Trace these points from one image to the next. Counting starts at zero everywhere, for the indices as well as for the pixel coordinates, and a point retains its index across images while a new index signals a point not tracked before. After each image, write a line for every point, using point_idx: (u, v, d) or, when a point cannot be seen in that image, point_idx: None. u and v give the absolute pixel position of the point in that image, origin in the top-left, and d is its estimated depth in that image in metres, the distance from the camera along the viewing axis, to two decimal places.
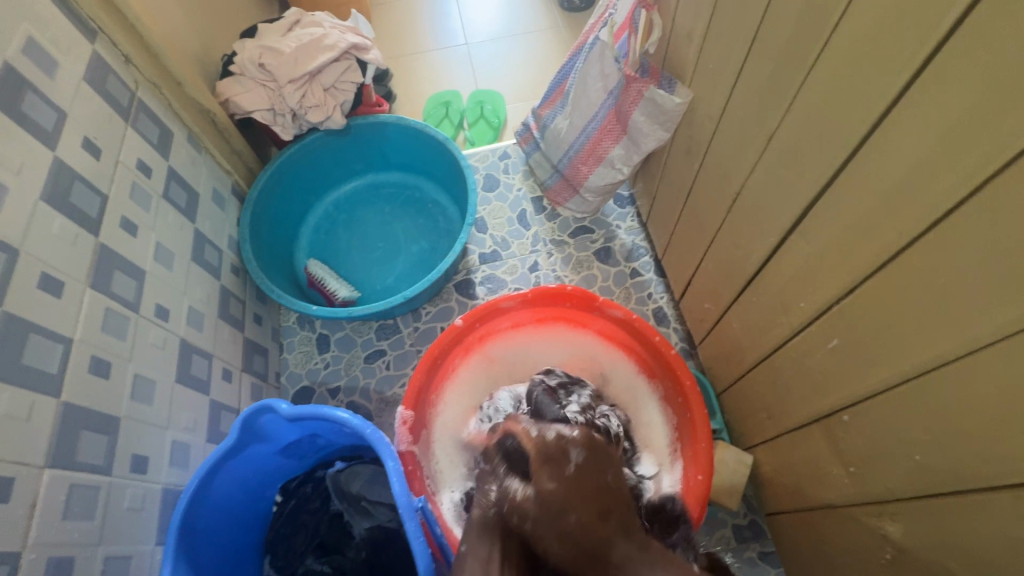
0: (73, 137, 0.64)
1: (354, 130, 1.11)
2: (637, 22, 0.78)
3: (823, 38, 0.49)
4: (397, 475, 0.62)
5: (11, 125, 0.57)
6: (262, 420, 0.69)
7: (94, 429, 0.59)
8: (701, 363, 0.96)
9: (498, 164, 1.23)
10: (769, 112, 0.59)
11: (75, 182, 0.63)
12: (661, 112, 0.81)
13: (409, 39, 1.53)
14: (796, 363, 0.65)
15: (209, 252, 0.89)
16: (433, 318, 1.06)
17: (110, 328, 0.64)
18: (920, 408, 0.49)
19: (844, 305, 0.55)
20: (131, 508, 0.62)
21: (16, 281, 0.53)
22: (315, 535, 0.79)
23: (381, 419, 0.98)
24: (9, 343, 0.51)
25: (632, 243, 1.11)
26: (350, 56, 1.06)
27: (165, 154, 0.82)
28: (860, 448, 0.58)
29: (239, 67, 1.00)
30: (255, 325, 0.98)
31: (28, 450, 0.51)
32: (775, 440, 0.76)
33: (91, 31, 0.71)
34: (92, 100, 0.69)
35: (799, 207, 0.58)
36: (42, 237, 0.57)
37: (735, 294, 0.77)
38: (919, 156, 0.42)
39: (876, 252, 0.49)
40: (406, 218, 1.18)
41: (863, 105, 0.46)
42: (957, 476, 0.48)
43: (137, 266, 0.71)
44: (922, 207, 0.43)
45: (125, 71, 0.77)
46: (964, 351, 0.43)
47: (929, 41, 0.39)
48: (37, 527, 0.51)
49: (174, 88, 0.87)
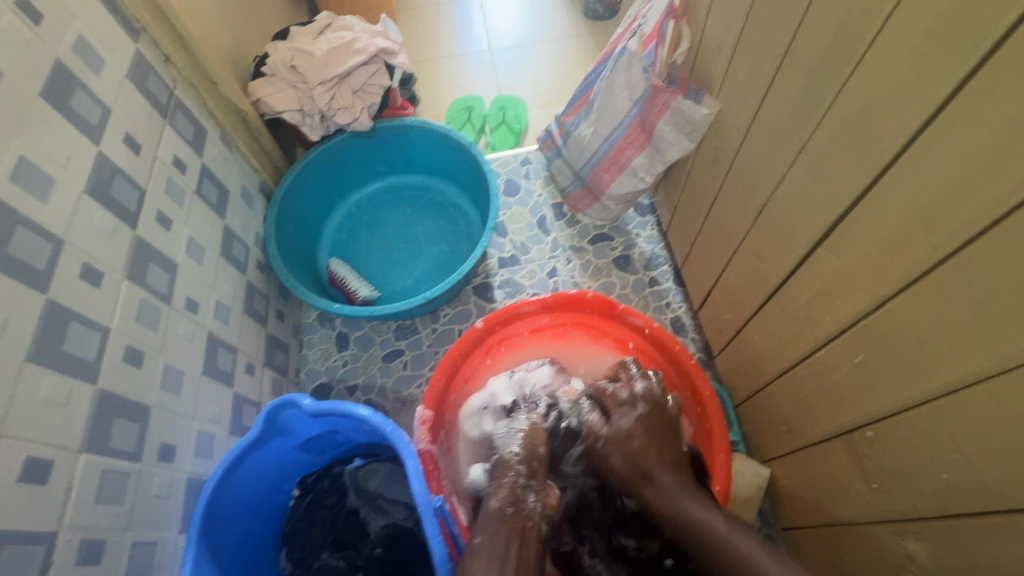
0: (116, 133, 0.67)
1: (380, 133, 1.12)
2: (665, 33, 0.80)
3: (858, 53, 0.49)
4: (417, 474, 0.63)
5: (60, 120, 0.59)
6: (286, 414, 0.70)
7: (127, 416, 0.60)
8: (719, 374, 0.96)
9: (520, 169, 1.24)
10: (799, 125, 0.60)
11: (116, 176, 0.65)
12: (687, 122, 0.82)
13: (434, 44, 1.55)
14: (819, 376, 0.65)
15: (237, 248, 0.91)
16: (451, 320, 1.07)
17: (144, 319, 0.66)
18: (950, 426, 0.49)
19: (872, 319, 0.54)
20: (158, 495, 0.64)
21: (60, 270, 0.55)
22: (331, 531, 0.79)
23: (398, 418, 0.99)
24: (51, 330, 0.53)
25: (652, 251, 1.11)
26: (378, 60, 1.08)
27: (199, 151, 0.85)
28: (884, 464, 0.58)
29: (271, 68, 1.03)
30: (278, 321, 0.99)
31: (66, 434, 0.53)
32: (795, 453, 0.75)
33: (135, 31, 0.74)
34: (134, 98, 0.71)
35: (828, 220, 0.58)
36: (84, 228, 0.59)
37: (757, 305, 0.77)
38: (957, 172, 0.42)
39: (907, 267, 0.49)
40: (427, 220, 1.20)
41: (898, 120, 0.47)
42: (987, 497, 0.47)
43: (170, 259, 0.73)
44: (957, 224, 0.43)
45: (164, 70, 0.79)
46: (997, 370, 0.43)
47: (970, 58, 0.39)
48: (72, 510, 0.52)
49: (210, 87, 0.90)
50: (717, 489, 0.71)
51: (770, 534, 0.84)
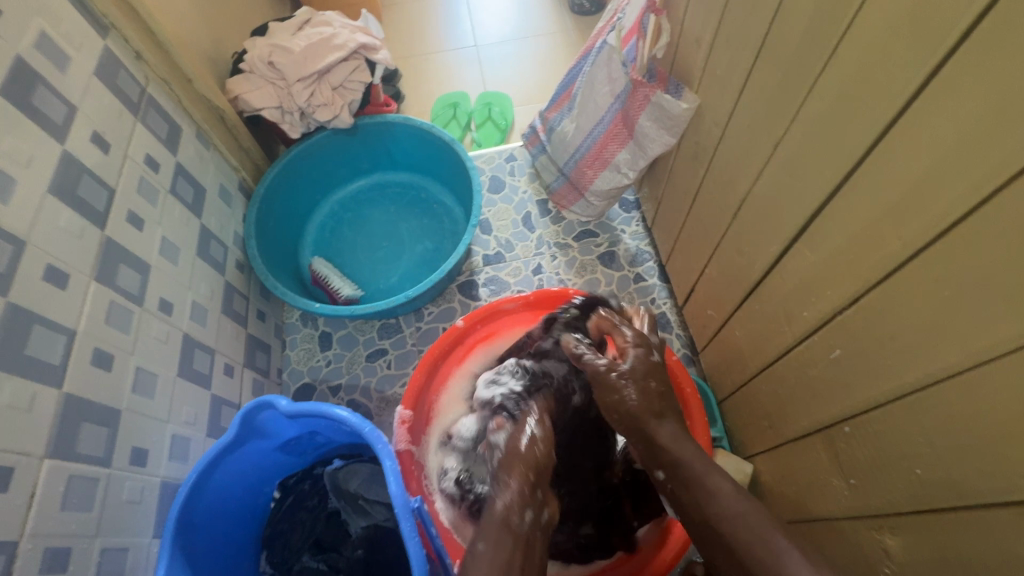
0: (83, 131, 0.65)
1: (362, 130, 1.11)
2: (646, 27, 0.78)
3: (831, 44, 0.48)
4: (393, 474, 0.62)
5: (21, 118, 0.57)
6: (262, 416, 0.69)
7: (95, 421, 0.59)
8: (703, 369, 0.96)
9: (505, 166, 1.23)
10: (775, 119, 0.59)
11: (83, 175, 0.64)
12: (668, 117, 0.81)
13: (419, 39, 1.54)
14: (798, 372, 0.65)
15: (214, 248, 0.89)
16: (434, 319, 1.06)
17: (113, 321, 0.64)
18: (924, 422, 0.48)
19: (847, 315, 0.54)
20: (129, 500, 0.63)
21: (21, 273, 0.54)
22: (311, 533, 0.80)
23: (381, 418, 0.98)
24: (12, 334, 0.52)
25: (636, 247, 1.11)
26: (359, 56, 1.06)
27: (173, 149, 0.83)
28: (862, 459, 0.57)
29: (249, 65, 1.01)
30: (259, 321, 0.98)
31: (28, 441, 0.52)
32: (777, 449, 0.75)
33: (103, 27, 0.72)
34: (102, 95, 0.70)
35: (805, 214, 0.57)
36: (49, 229, 0.58)
37: (738, 301, 0.76)
38: (927, 167, 0.42)
39: (879, 263, 0.49)
40: (411, 218, 1.19)
41: (870, 113, 0.46)
42: (959, 493, 0.47)
43: (142, 260, 0.71)
44: (927, 217, 0.43)
45: (135, 67, 0.77)
46: (969, 365, 0.42)
47: (937, 50, 0.39)
48: (35, 518, 0.51)
49: (184, 84, 0.88)
50: None
51: None
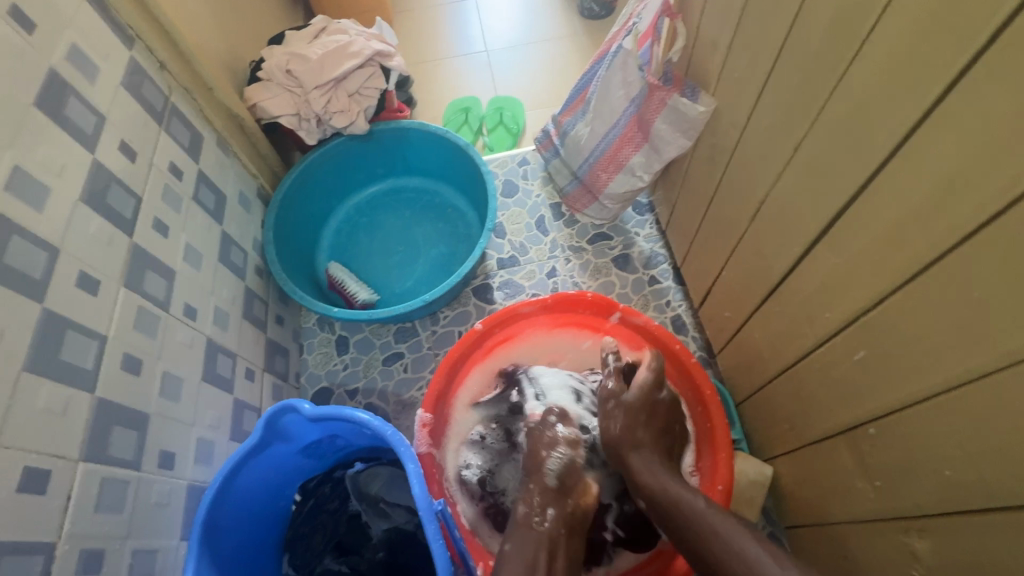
0: (111, 140, 0.67)
1: (377, 136, 1.12)
2: (660, 31, 0.79)
3: (855, 47, 0.49)
4: (417, 477, 0.62)
5: (53, 128, 0.59)
6: (285, 420, 0.70)
7: (126, 424, 0.60)
8: (720, 372, 0.96)
9: (518, 170, 1.24)
10: (796, 121, 0.59)
11: (112, 183, 0.65)
12: (684, 120, 0.81)
13: (431, 45, 1.55)
14: (820, 374, 0.64)
15: (235, 254, 0.90)
16: (450, 322, 1.07)
17: (142, 326, 0.66)
18: (952, 422, 0.48)
19: (871, 316, 0.54)
20: (158, 503, 0.64)
21: (55, 279, 0.55)
22: (333, 536, 0.80)
23: (399, 422, 0.99)
24: (48, 340, 0.53)
25: (651, 250, 1.11)
26: (374, 63, 1.08)
27: (195, 157, 0.84)
28: (887, 461, 0.57)
29: (266, 74, 1.03)
30: (277, 326, 0.99)
31: (64, 444, 0.53)
32: (798, 451, 0.75)
33: (129, 38, 0.74)
34: (129, 105, 0.71)
35: (827, 216, 0.57)
36: (80, 236, 0.59)
37: (758, 303, 0.76)
38: (955, 168, 0.42)
39: (905, 264, 0.49)
40: (426, 222, 1.20)
41: (894, 115, 0.46)
42: (990, 494, 0.46)
43: (168, 266, 0.73)
44: (955, 218, 0.43)
45: (159, 77, 0.79)
46: (1000, 365, 0.42)
47: (963, 53, 0.39)
48: (71, 519, 0.52)
49: (205, 92, 0.90)
50: (719, 488, 0.71)
51: (773, 533, 0.84)
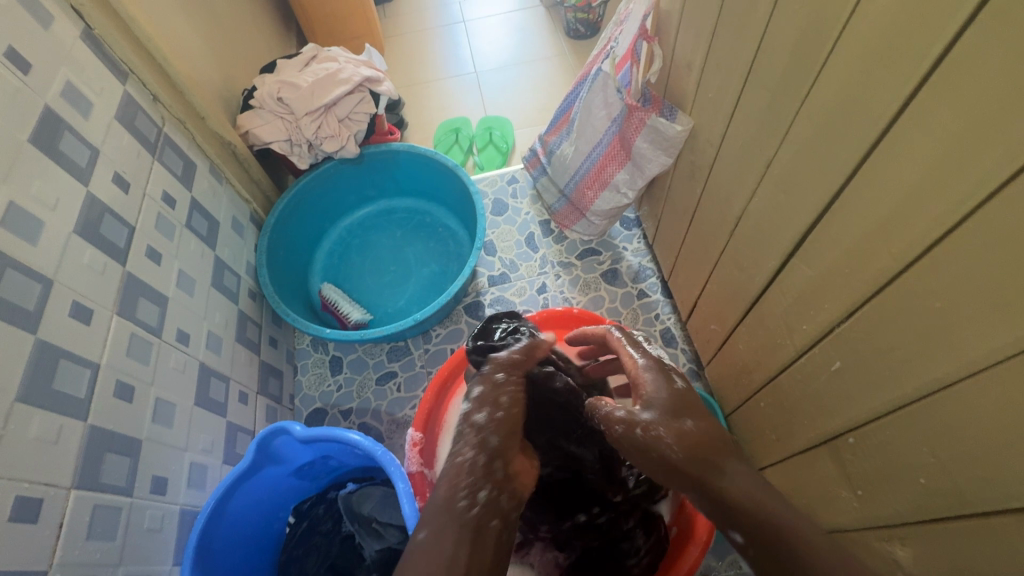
0: (105, 172, 0.69)
1: (367, 159, 1.15)
2: (639, 53, 0.82)
3: (816, 69, 0.51)
4: (407, 496, 0.64)
5: (49, 162, 0.61)
6: (277, 441, 0.71)
7: (118, 450, 0.61)
8: (709, 384, 0.97)
9: (507, 188, 1.26)
10: (767, 139, 0.61)
11: (105, 214, 0.67)
12: (664, 138, 0.84)
13: (421, 69, 1.59)
14: (801, 385, 0.66)
15: (228, 278, 0.92)
16: (442, 340, 1.08)
17: (135, 353, 0.67)
18: (922, 431, 0.50)
19: (844, 328, 0.56)
20: (151, 528, 0.64)
21: (50, 310, 0.57)
22: (326, 557, 0.80)
23: (392, 441, 0.99)
24: (42, 369, 0.54)
25: (639, 264, 1.12)
26: (364, 88, 1.10)
27: (188, 185, 0.86)
28: (867, 471, 0.58)
29: (258, 101, 1.05)
30: (271, 348, 1.00)
31: (57, 472, 0.54)
32: (785, 461, 0.75)
33: (122, 72, 0.76)
34: (123, 137, 0.73)
35: (799, 231, 0.59)
36: (74, 267, 0.61)
37: (740, 315, 0.78)
38: (911, 183, 0.44)
39: (874, 275, 0.50)
40: (417, 242, 1.22)
41: (855, 133, 0.48)
42: (964, 500, 0.47)
43: (160, 292, 0.74)
44: (915, 233, 0.45)
45: (152, 108, 0.82)
46: (963, 374, 0.44)
47: (914, 76, 0.41)
48: (63, 548, 0.53)
49: (198, 122, 0.92)
50: None
51: None
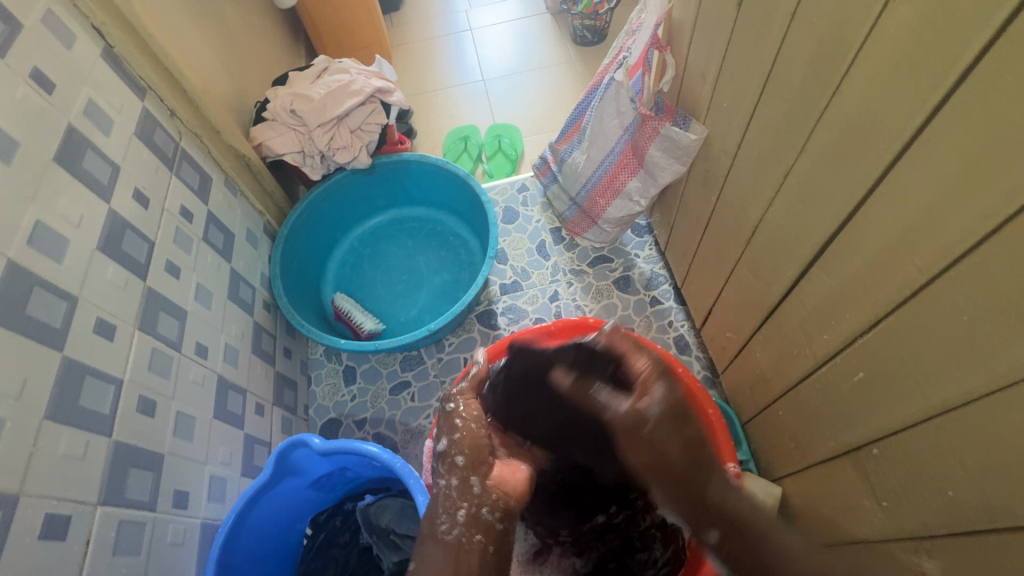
0: (126, 188, 0.69)
1: (379, 169, 1.15)
2: (650, 62, 0.82)
3: (836, 80, 0.51)
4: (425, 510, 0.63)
5: (72, 180, 0.61)
6: (296, 454, 0.71)
7: (141, 466, 0.61)
8: (724, 391, 0.96)
9: (517, 197, 1.26)
10: (784, 149, 0.61)
11: (127, 230, 0.68)
12: (677, 147, 0.84)
13: (429, 77, 1.60)
14: (822, 394, 0.65)
15: (244, 290, 0.93)
16: (455, 349, 1.08)
17: (156, 368, 0.67)
18: (949, 443, 0.49)
19: (867, 338, 0.55)
20: (173, 542, 0.65)
21: (76, 327, 0.57)
22: (345, 569, 0.80)
23: (407, 451, 0.99)
24: (68, 386, 0.55)
25: (651, 271, 1.12)
26: (375, 99, 1.11)
27: (205, 198, 0.87)
28: (892, 482, 0.58)
29: (272, 113, 1.06)
30: (286, 358, 1.01)
31: (83, 488, 0.54)
32: (805, 470, 0.75)
33: (141, 89, 0.77)
34: (142, 153, 0.74)
35: (819, 240, 0.59)
36: (97, 283, 0.62)
37: (758, 324, 0.77)
38: (936, 196, 0.44)
39: (898, 286, 0.50)
40: (429, 250, 1.22)
41: (877, 145, 0.48)
42: (993, 513, 0.47)
43: (180, 306, 0.75)
44: (941, 245, 0.45)
45: (170, 123, 0.83)
46: (992, 387, 0.43)
47: (939, 89, 0.41)
48: (90, 564, 0.53)
49: (214, 135, 0.93)
50: None
51: None
